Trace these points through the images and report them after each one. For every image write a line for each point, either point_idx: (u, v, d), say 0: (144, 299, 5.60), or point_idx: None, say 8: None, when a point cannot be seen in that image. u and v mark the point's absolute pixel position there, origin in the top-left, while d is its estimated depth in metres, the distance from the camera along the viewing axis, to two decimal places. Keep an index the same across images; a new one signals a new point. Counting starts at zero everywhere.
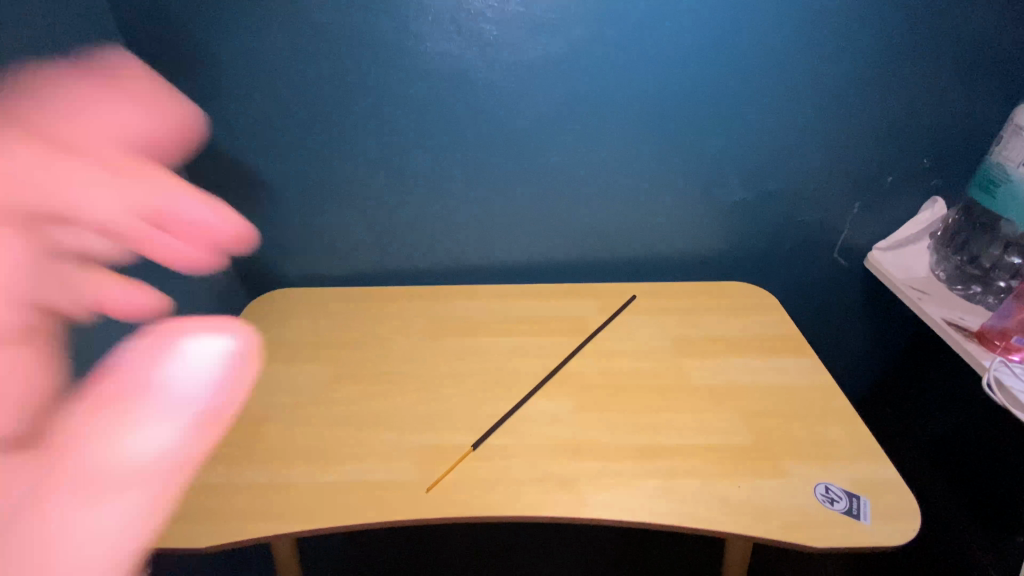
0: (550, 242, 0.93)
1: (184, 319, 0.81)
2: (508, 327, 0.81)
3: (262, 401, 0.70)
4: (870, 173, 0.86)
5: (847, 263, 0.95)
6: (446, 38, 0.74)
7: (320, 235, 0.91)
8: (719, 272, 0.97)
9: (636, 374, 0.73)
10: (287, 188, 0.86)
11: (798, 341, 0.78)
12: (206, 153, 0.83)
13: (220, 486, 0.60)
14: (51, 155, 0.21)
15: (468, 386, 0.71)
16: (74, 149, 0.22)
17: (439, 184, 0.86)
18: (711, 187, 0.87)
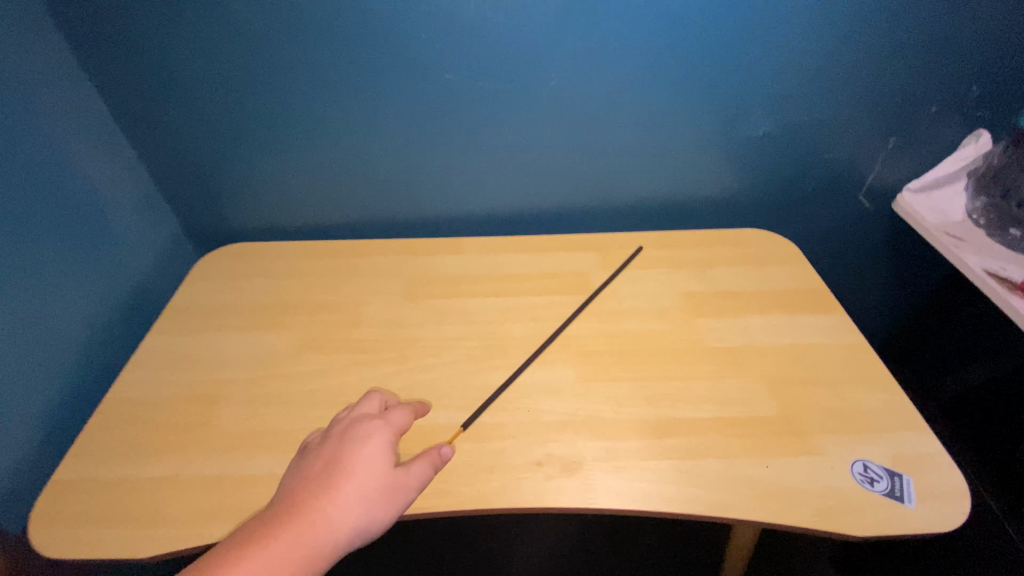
0: (547, 187, 0.81)
1: (117, 282, 0.69)
2: (499, 286, 0.71)
3: (213, 377, 0.60)
4: (911, 101, 0.75)
5: (873, 206, 0.86)
6: None
7: (279, 180, 0.78)
8: (734, 218, 0.87)
9: (645, 337, 0.64)
10: (232, 124, 0.72)
11: (825, 295, 0.69)
12: (125, 80, 0.68)
13: (165, 481, 0.51)
14: (381, 492, 0.41)
15: (454, 354, 0.62)
16: (396, 485, 0.41)
17: (416, 118, 0.72)
18: (730, 121, 0.75)
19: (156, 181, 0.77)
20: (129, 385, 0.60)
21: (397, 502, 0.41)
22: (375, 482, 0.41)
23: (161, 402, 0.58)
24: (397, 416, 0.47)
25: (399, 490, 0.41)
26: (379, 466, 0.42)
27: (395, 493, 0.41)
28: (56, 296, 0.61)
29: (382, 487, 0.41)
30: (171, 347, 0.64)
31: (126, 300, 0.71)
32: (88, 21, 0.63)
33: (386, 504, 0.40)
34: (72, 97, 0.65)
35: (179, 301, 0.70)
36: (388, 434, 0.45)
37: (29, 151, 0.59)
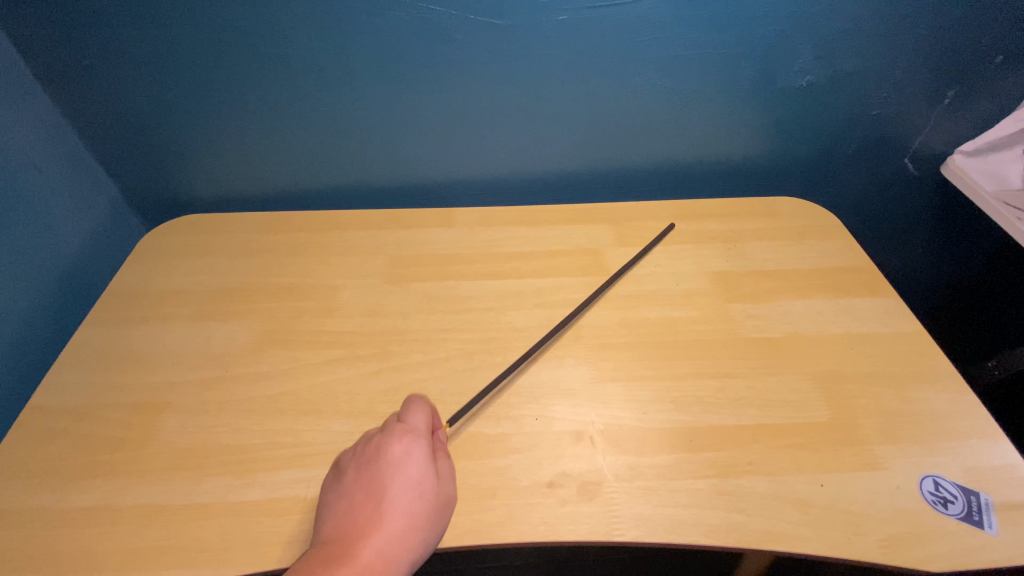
0: (554, 148, 0.70)
1: (40, 264, 0.58)
2: (497, 267, 0.61)
3: (156, 379, 0.50)
4: (978, 48, 0.64)
5: (917, 171, 0.76)
6: None
7: (238, 142, 0.66)
8: (762, 185, 0.77)
9: (670, 327, 0.55)
10: (174, 70, 0.59)
11: (873, 275, 0.60)
12: (32, 15, 0.54)
13: (95, 512, 0.42)
14: (428, 513, 0.38)
15: (447, 349, 0.53)
16: (439, 501, 0.39)
17: (398, 63, 0.60)
18: (767, 70, 0.64)
19: (87, 143, 0.65)
20: (54, 389, 0.50)
21: (445, 515, 0.39)
22: (419, 505, 0.38)
23: (94, 411, 0.48)
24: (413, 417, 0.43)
25: (443, 506, 0.39)
26: (420, 488, 0.39)
27: (441, 510, 0.39)
28: None
29: (428, 507, 0.38)
30: (107, 342, 0.54)
31: (54, 285, 0.60)
32: None
33: (438, 521, 0.38)
34: None
35: (118, 286, 0.59)
36: (415, 446, 0.41)
37: None
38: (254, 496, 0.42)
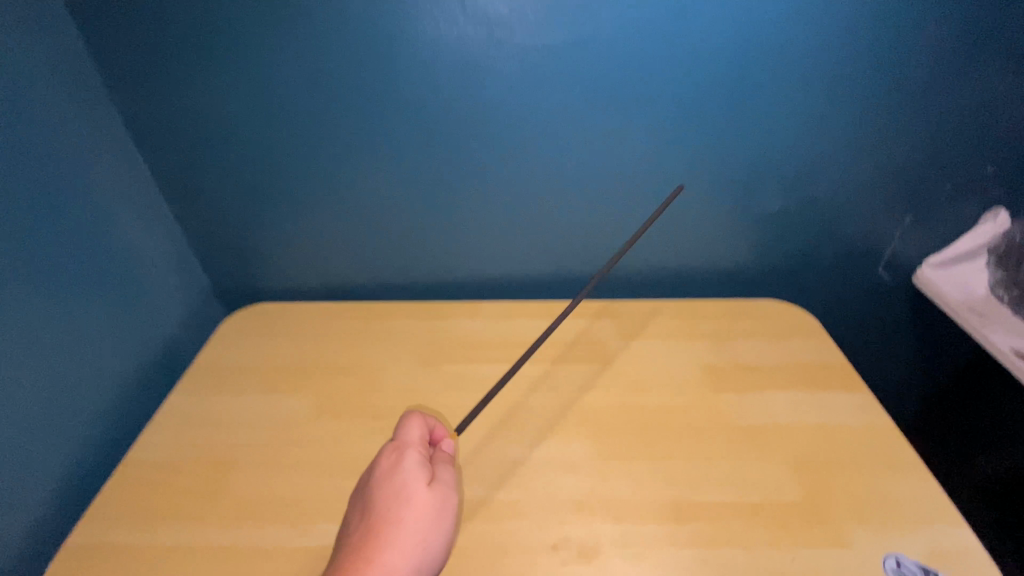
0: (568, 254, 0.83)
1: (146, 341, 0.72)
2: (516, 354, 0.72)
3: (228, 441, 0.61)
4: (923, 180, 0.76)
5: (893, 279, 0.85)
6: (445, 19, 0.64)
7: (308, 246, 0.81)
8: (752, 288, 0.87)
9: (664, 412, 0.63)
10: (267, 192, 0.76)
11: (847, 371, 0.68)
12: (173, 154, 0.73)
13: (176, 550, 0.51)
14: (425, 515, 0.43)
15: (470, 425, 0.62)
16: (433, 504, 0.44)
17: (442, 189, 0.76)
18: (744, 196, 0.77)
19: (192, 246, 0.81)
20: (148, 446, 0.61)
21: (444, 514, 0.44)
22: (414, 509, 0.43)
23: (178, 465, 0.58)
24: (406, 431, 0.48)
25: (441, 509, 0.44)
26: (410, 496, 0.43)
27: (438, 512, 0.44)
28: (88, 356, 0.63)
29: (424, 510, 0.43)
30: (191, 409, 0.65)
31: (153, 359, 0.73)
32: (144, 105, 0.69)
33: (437, 521, 0.43)
34: (124, 171, 0.71)
35: (202, 360, 0.71)
36: (406, 456, 0.46)
37: (77, 218, 0.63)
38: (306, 543, 0.51)
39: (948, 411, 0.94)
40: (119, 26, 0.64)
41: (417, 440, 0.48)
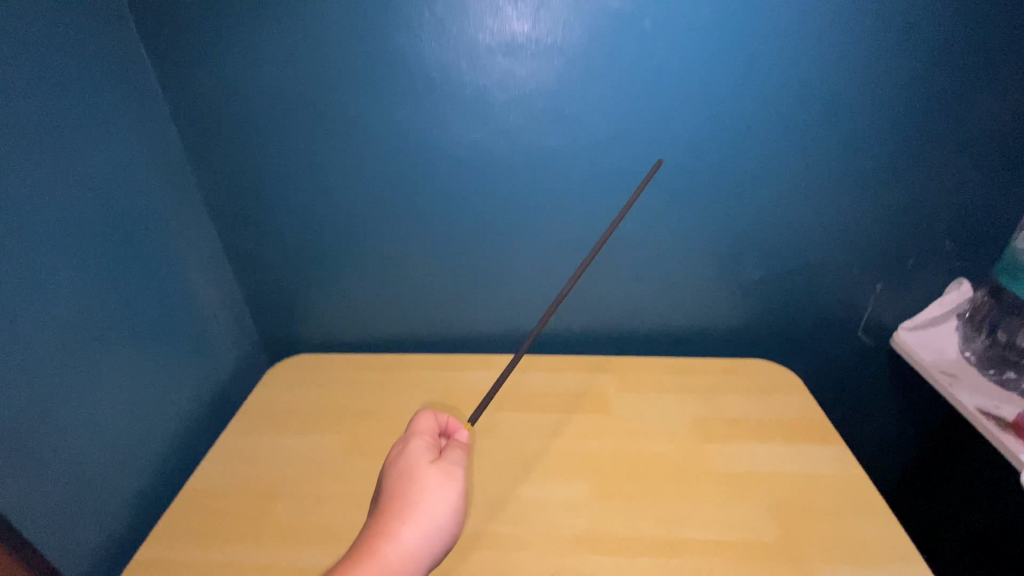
0: (574, 314, 0.92)
1: (205, 386, 0.82)
2: (524, 404, 0.80)
3: (275, 475, 0.69)
4: (894, 255, 0.85)
5: (873, 342, 0.92)
6: (473, 125, 0.75)
7: (344, 304, 0.93)
8: (742, 347, 0.95)
9: (656, 459, 0.71)
10: (313, 258, 0.88)
11: (825, 426, 0.75)
12: (239, 226, 0.86)
13: (229, 566, 0.59)
14: (433, 485, 0.51)
15: (483, 466, 0.70)
16: (440, 477, 0.52)
17: (463, 258, 0.87)
18: (731, 266, 0.87)
19: (247, 303, 0.93)
20: (205, 477, 0.70)
21: (450, 484, 0.52)
22: (423, 481, 0.51)
23: (230, 494, 0.67)
24: (417, 423, 0.58)
25: (448, 479, 0.52)
26: (420, 470, 0.52)
27: (446, 482, 0.52)
28: (162, 399, 0.73)
29: (432, 481, 0.51)
30: (241, 445, 0.74)
31: (209, 401, 0.83)
32: (221, 187, 0.83)
33: (444, 490, 0.51)
34: (202, 241, 0.83)
35: (251, 404, 0.81)
36: (415, 441, 0.55)
37: (165, 281, 0.74)
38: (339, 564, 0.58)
39: (935, 464, 0.99)
40: (209, 126, 0.78)
41: (425, 429, 0.57)
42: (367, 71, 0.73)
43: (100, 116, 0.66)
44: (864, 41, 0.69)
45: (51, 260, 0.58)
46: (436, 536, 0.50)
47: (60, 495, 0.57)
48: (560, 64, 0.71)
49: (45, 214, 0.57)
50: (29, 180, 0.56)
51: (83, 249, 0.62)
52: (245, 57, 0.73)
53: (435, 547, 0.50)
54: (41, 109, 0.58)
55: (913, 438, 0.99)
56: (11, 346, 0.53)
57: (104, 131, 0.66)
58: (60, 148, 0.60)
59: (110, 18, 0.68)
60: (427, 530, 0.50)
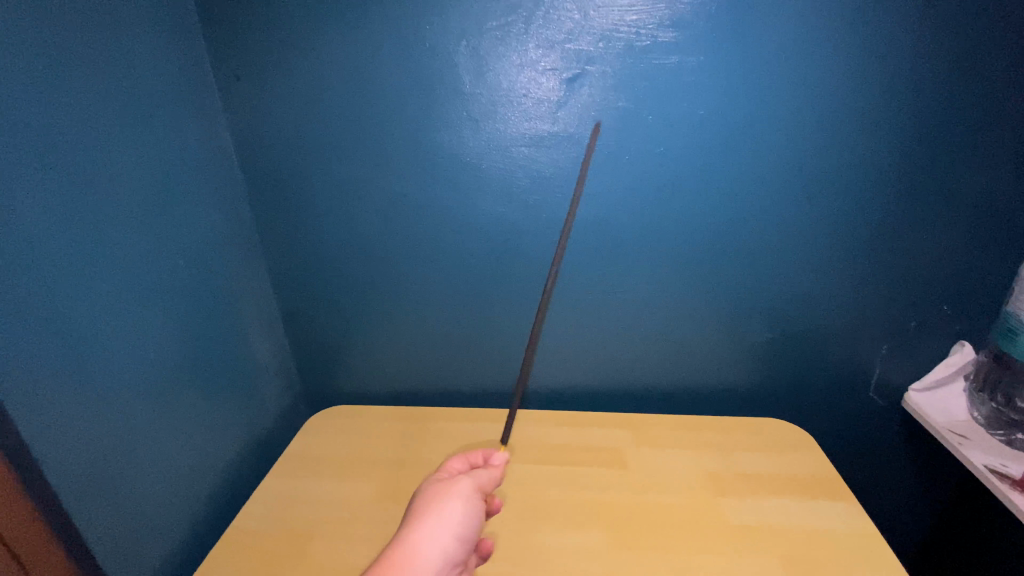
0: (592, 370, 0.98)
1: (251, 432, 0.89)
2: (544, 455, 0.85)
3: (315, 517, 0.75)
4: (895, 318, 0.90)
5: (882, 401, 0.96)
6: (498, 202, 0.86)
7: (378, 359, 1.01)
8: (754, 404, 0.99)
9: (672, 511, 0.74)
10: (353, 316, 0.97)
11: (836, 483, 0.78)
12: (292, 286, 0.96)
13: None
14: (446, 492, 0.61)
15: (506, 513, 0.74)
16: (454, 487, 0.62)
17: (489, 317, 0.95)
18: (740, 326, 0.93)
19: (291, 355, 1.01)
20: (249, 517, 0.75)
21: (461, 493, 0.61)
22: (439, 488, 0.62)
23: (272, 534, 0.73)
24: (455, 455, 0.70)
25: (460, 487, 0.62)
26: (441, 482, 0.63)
27: (459, 492, 0.62)
28: (214, 444, 0.80)
29: (446, 490, 0.62)
30: (282, 488, 0.80)
31: (253, 447, 0.90)
32: (281, 253, 0.93)
33: (455, 497, 0.61)
34: (261, 299, 0.93)
35: (292, 450, 0.88)
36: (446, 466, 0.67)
37: (229, 337, 0.83)
38: None
39: (953, 516, 1.01)
40: (277, 202, 0.89)
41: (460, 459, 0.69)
42: (412, 157, 0.84)
43: (197, 196, 0.77)
44: (851, 130, 0.78)
45: (151, 320, 0.67)
46: (445, 530, 0.58)
47: (129, 530, 0.63)
48: (576, 152, 0.82)
49: (151, 281, 0.67)
50: (145, 254, 0.66)
51: (174, 310, 0.71)
52: (314, 146, 0.85)
53: (444, 543, 0.58)
54: (159, 195, 0.69)
55: (928, 494, 1.01)
56: (113, 396, 0.61)
57: (199, 209, 0.77)
58: (167, 225, 0.70)
59: (207, 116, 0.80)
60: (438, 525, 0.59)
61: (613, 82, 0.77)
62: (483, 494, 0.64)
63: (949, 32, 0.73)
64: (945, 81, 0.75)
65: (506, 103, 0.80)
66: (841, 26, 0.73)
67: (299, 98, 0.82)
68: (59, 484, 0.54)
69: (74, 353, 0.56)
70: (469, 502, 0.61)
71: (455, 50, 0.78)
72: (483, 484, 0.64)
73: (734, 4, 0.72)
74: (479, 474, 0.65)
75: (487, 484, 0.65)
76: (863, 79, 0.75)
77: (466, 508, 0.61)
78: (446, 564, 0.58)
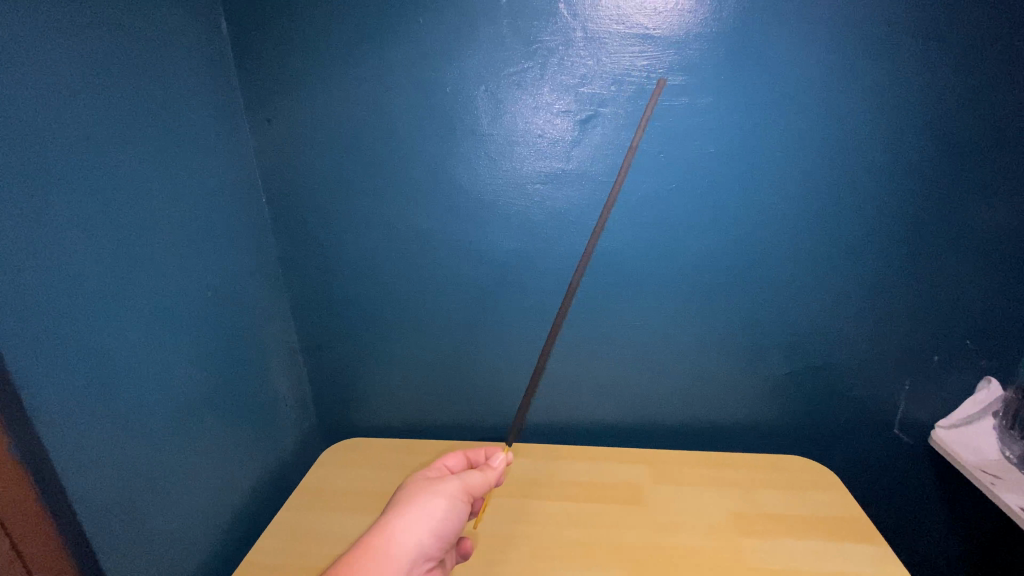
0: (608, 405, 0.97)
1: (268, 465, 0.89)
2: (561, 492, 0.84)
3: (327, 553, 0.74)
4: (917, 353, 0.88)
5: (908, 439, 0.93)
6: (515, 237, 0.88)
7: (394, 392, 1.01)
8: (775, 441, 0.97)
9: (693, 552, 0.72)
10: (371, 349, 0.99)
11: (864, 525, 0.75)
12: (312, 319, 0.98)
13: None
14: (431, 489, 0.62)
15: (521, 552, 0.73)
16: (440, 485, 0.63)
17: (505, 351, 0.95)
18: (759, 361, 0.92)
19: (309, 388, 1.03)
20: (262, 551, 0.75)
21: (444, 489, 0.63)
22: (426, 484, 0.64)
23: (286, 568, 0.72)
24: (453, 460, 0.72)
25: (448, 486, 0.63)
26: (429, 479, 0.64)
27: (443, 489, 0.63)
28: (232, 476, 0.80)
29: (432, 486, 0.63)
30: (296, 522, 0.80)
31: (269, 479, 0.90)
32: (303, 287, 0.95)
33: (437, 493, 0.62)
34: (282, 332, 0.95)
35: (307, 484, 0.87)
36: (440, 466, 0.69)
37: (251, 368, 0.85)
38: None
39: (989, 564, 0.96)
40: (301, 237, 0.92)
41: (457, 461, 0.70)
42: (432, 194, 0.87)
43: (225, 233, 0.80)
44: (862, 166, 0.79)
45: (178, 350, 0.69)
46: (424, 525, 0.60)
47: (147, 561, 0.64)
48: (590, 189, 0.84)
49: (180, 313, 0.70)
50: (175, 286, 0.69)
51: (200, 341, 0.73)
52: (338, 184, 0.88)
53: (420, 537, 0.59)
54: (190, 231, 0.72)
55: (961, 538, 0.97)
56: (138, 424, 0.63)
57: (227, 244, 0.80)
58: (197, 259, 0.73)
59: (239, 157, 0.84)
60: (419, 518, 0.60)
61: (625, 122, 0.80)
62: (471, 496, 0.65)
63: (956, 72, 0.75)
64: (953, 119, 0.77)
65: (522, 142, 0.83)
66: (847, 68, 0.75)
67: (327, 139, 0.86)
68: (84, 511, 0.56)
69: (107, 384, 0.58)
70: (454, 502, 0.62)
71: (474, 94, 0.81)
72: (473, 487, 0.65)
73: (741, 50, 0.76)
74: (471, 476, 0.65)
75: (477, 488, 0.65)
76: (872, 117, 0.77)
77: (450, 507, 0.62)
78: (420, 557, 0.59)
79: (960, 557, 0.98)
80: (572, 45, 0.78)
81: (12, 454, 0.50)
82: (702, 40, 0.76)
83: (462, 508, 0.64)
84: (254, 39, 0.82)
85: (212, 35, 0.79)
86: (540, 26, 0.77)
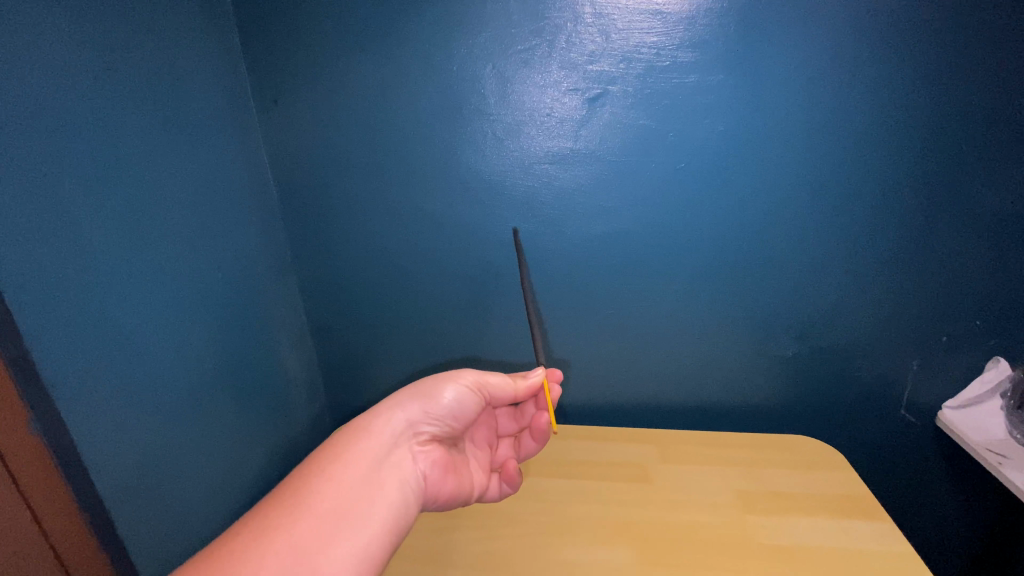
0: (613, 385, 0.98)
1: (279, 443, 0.91)
2: (569, 471, 0.84)
3: None
4: (924, 333, 0.88)
5: (913, 418, 0.93)
6: (522, 218, 0.88)
7: (400, 373, 1.02)
8: (780, 421, 0.97)
9: (700, 528, 0.73)
10: (377, 330, 0.99)
11: (868, 502, 0.76)
12: (319, 300, 0.98)
13: None
14: (446, 374, 0.67)
15: (529, 529, 0.74)
16: (455, 373, 0.67)
17: (510, 332, 0.96)
18: (765, 341, 0.92)
19: (319, 369, 1.04)
20: None
21: (456, 374, 0.66)
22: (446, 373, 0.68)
23: None
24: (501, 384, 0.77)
25: (462, 374, 0.67)
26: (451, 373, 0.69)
27: (454, 375, 0.67)
28: (244, 454, 0.82)
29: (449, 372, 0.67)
30: None
31: (281, 457, 0.91)
32: (310, 268, 0.96)
33: (448, 376, 0.66)
34: (291, 314, 0.96)
35: None
36: None
37: (261, 349, 0.86)
38: None
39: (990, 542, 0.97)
40: (308, 219, 0.92)
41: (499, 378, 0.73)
42: (438, 175, 0.87)
43: (235, 214, 0.80)
44: (873, 143, 0.78)
45: (189, 331, 0.70)
46: (422, 409, 0.64)
47: (164, 535, 0.65)
48: (598, 169, 0.84)
49: (191, 295, 0.70)
50: (186, 267, 0.70)
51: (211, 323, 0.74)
52: (344, 164, 0.88)
53: (412, 411, 0.63)
54: (198, 211, 0.72)
55: (961, 516, 0.98)
56: (151, 403, 0.63)
57: (236, 226, 0.81)
58: (206, 239, 0.74)
59: (246, 138, 0.84)
60: (419, 404, 0.64)
61: (634, 101, 0.79)
62: (484, 398, 0.67)
63: (972, 47, 0.73)
64: (968, 95, 0.75)
65: (529, 122, 0.83)
66: (862, 42, 0.74)
67: (332, 120, 0.86)
68: (102, 486, 0.57)
69: (123, 363, 0.60)
70: (461, 388, 0.65)
71: (481, 73, 0.81)
72: (489, 383, 0.67)
73: (752, 25, 0.74)
74: (491, 377, 0.67)
75: (493, 386, 0.67)
76: (883, 93, 0.76)
77: (455, 398, 0.65)
78: (407, 432, 0.62)
79: (962, 536, 0.99)
80: (580, 22, 0.76)
81: (33, 430, 0.52)
82: (711, 16, 0.74)
83: (472, 399, 0.66)
84: (260, 20, 0.81)
85: (217, 15, 0.78)
86: (547, 3, 0.76)
